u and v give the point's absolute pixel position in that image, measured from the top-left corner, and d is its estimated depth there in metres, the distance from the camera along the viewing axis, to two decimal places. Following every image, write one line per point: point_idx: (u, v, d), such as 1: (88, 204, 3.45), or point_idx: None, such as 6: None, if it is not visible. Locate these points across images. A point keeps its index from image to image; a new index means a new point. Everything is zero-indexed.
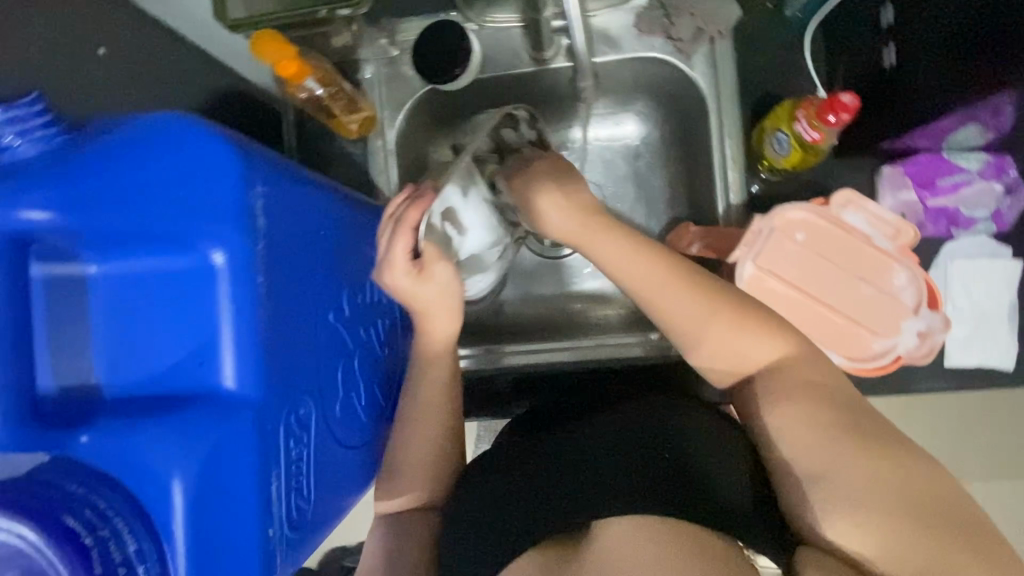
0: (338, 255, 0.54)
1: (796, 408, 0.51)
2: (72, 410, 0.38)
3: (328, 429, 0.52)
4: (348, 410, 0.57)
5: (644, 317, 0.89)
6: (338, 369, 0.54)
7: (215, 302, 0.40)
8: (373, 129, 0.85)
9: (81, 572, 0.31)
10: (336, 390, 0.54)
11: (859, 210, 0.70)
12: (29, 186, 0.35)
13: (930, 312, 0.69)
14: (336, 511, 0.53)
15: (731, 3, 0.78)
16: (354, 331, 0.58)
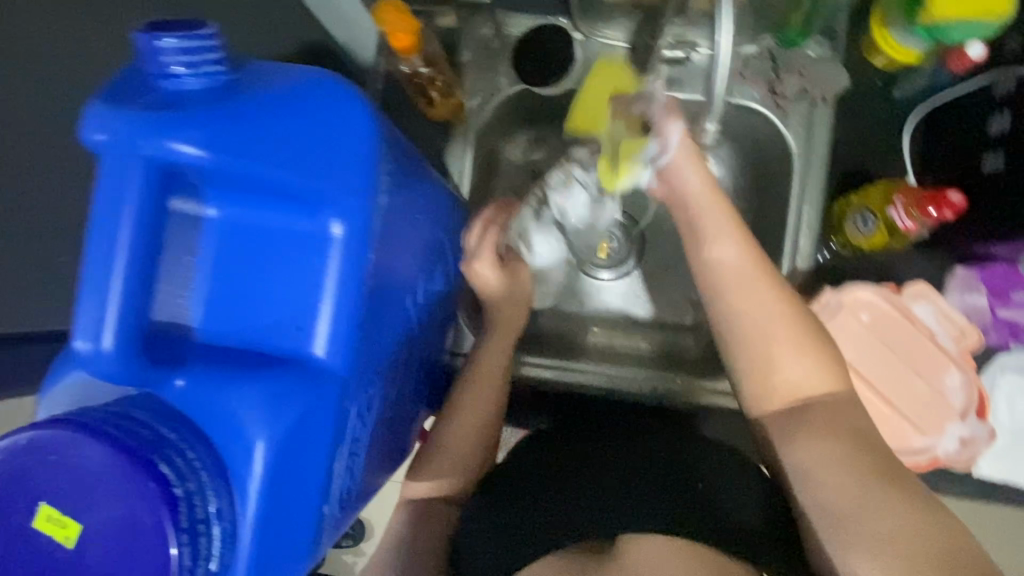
0: (419, 240, 0.54)
1: (826, 449, 0.51)
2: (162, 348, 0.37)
3: (378, 411, 0.52)
4: (395, 394, 0.56)
5: (681, 360, 0.88)
6: (398, 353, 0.54)
7: (325, 269, 0.39)
8: (457, 115, 0.84)
9: (168, 521, 0.30)
10: (392, 373, 0.53)
11: (928, 303, 0.70)
12: (185, 116, 0.33)
13: (976, 419, 0.69)
14: (369, 492, 0.53)
15: (840, 73, 0.78)
16: (415, 318, 0.58)
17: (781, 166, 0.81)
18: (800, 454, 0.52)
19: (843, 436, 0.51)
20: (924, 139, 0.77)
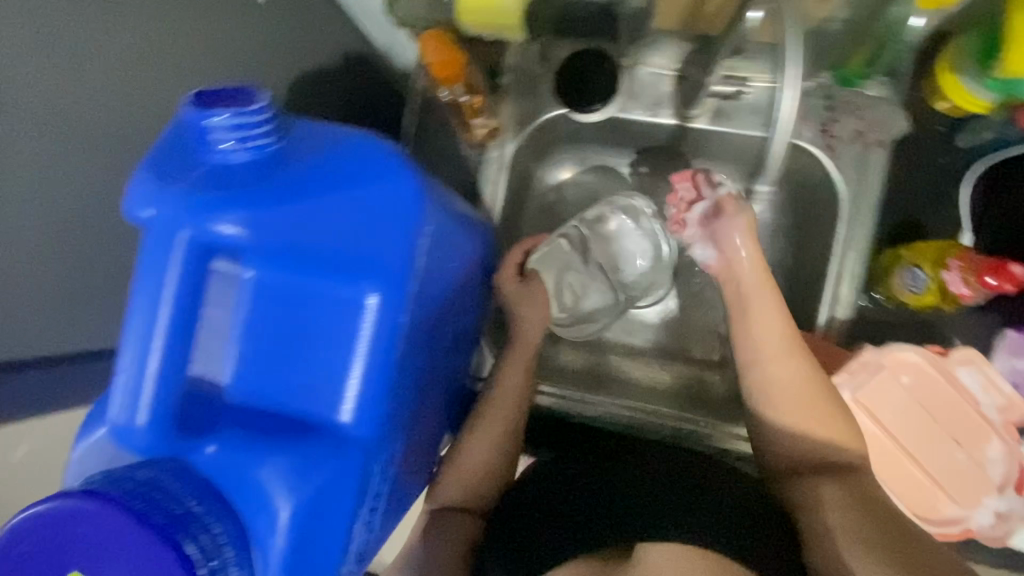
0: (455, 284, 0.54)
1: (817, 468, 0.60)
2: (195, 409, 0.37)
3: (403, 462, 0.51)
4: (419, 438, 0.56)
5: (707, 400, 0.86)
6: (424, 402, 0.53)
7: (360, 337, 0.38)
8: (494, 137, 0.83)
9: None
10: (418, 421, 0.53)
11: (972, 370, 0.67)
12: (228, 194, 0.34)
13: (1015, 494, 0.66)
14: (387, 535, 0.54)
15: (900, 115, 0.74)
16: (443, 362, 0.57)
17: (828, 210, 0.78)
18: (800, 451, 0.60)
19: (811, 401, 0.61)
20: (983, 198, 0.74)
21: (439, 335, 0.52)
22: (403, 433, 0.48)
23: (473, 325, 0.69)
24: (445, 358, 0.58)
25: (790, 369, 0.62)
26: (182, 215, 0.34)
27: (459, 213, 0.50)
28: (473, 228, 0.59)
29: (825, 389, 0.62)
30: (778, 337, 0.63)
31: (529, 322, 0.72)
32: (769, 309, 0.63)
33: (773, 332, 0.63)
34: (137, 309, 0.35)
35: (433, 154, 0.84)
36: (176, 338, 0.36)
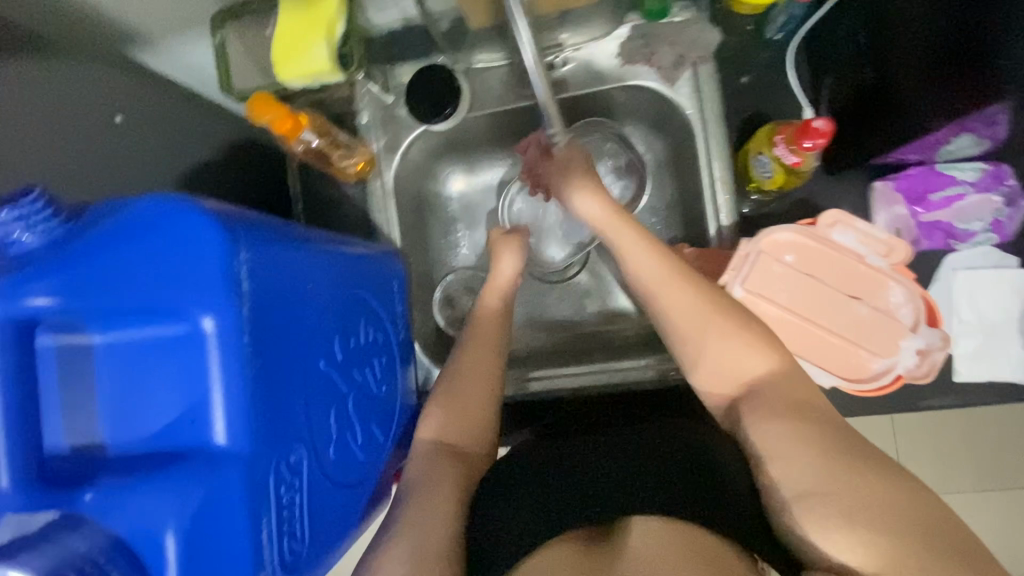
0: (331, 299, 0.59)
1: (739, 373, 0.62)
2: (79, 468, 0.43)
3: (323, 473, 0.55)
4: (345, 451, 0.59)
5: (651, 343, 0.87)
6: (331, 413, 0.57)
7: (206, 365, 0.43)
8: (371, 170, 0.89)
9: None
10: (330, 433, 0.57)
11: (849, 228, 0.70)
12: (40, 277, 0.40)
13: (928, 329, 0.68)
14: (338, 548, 0.57)
15: (712, 29, 0.80)
16: (344, 371, 0.60)
17: (684, 133, 0.83)
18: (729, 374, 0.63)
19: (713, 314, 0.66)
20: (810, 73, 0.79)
21: (319, 343, 0.56)
22: (302, 439, 0.51)
23: (392, 339, 0.74)
24: (348, 368, 0.61)
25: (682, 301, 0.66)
26: (2, 306, 0.40)
27: (305, 236, 0.55)
28: (348, 247, 0.65)
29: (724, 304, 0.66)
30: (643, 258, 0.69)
31: (501, 271, 0.84)
32: (635, 238, 0.70)
33: (638, 255, 0.69)
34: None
35: (326, 203, 0.91)
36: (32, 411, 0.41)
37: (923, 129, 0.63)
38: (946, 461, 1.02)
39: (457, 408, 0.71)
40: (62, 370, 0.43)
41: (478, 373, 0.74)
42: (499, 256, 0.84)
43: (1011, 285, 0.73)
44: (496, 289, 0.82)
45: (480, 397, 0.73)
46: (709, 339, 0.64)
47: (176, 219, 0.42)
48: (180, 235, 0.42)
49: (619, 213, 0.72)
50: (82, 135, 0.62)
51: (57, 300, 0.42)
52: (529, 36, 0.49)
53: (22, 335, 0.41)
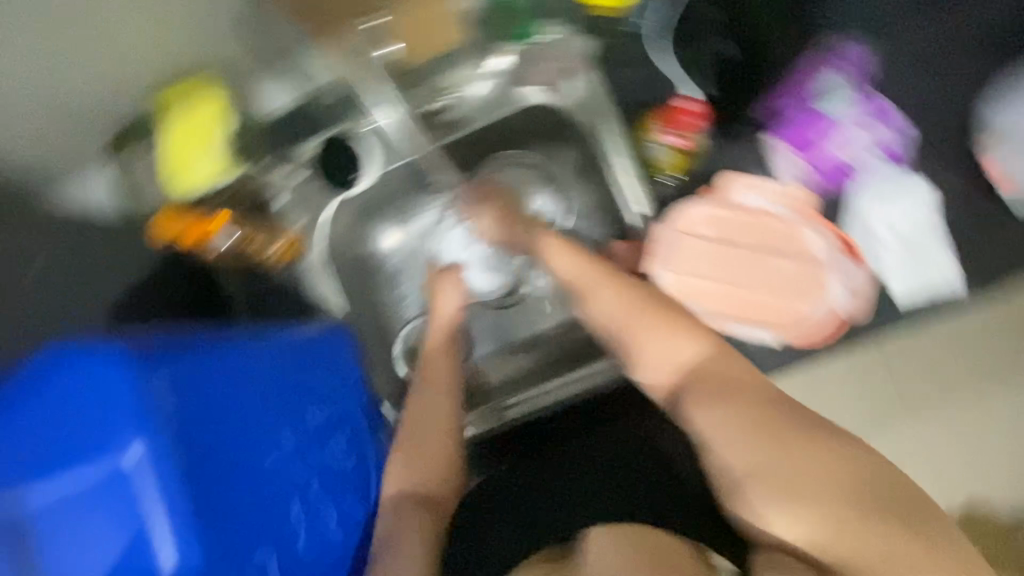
0: (269, 393, 0.60)
1: (671, 350, 0.61)
2: None
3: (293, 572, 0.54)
4: (318, 540, 0.58)
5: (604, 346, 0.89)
6: (291, 505, 0.57)
7: (143, 494, 0.44)
8: (300, 250, 0.92)
9: None
10: (294, 527, 0.56)
11: (753, 190, 0.75)
12: None
13: (848, 264, 0.73)
14: None
15: (580, 41, 0.85)
16: (301, 461, 0.60)
17: (582, 139, 0.87)
18: (658, 355, 0.61)
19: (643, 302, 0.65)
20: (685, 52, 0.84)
21: (261, 442, 0.56)
22: (254, 543, 0.51)
23: (353, 410, 0.73)
24: (307, 456, 0.62)
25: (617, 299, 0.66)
26: None
27: (220, 342, 0.58)
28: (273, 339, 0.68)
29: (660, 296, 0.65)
30: (573, 270, 0.71)
31: (443, 307, 0.87)
32: (559, 254, 0.73)
33: (567, 267, 0.72)
34: None
35: (260, 292, 0.90)
36: None
37: None
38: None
39: (420, 453, 0.70)
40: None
41: (431, 416, 0.73)
42: (440, 293, 0.87)
43: (914, 196, 0.77)
44: (443, 326, 0.86)
45: (439, 439, 0.71)
46: (642, 332, 0.63)
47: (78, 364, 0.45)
48: (90, 377, 0.45)
49: (540, 237, 0.77)
50: None
51: None
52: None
53: None
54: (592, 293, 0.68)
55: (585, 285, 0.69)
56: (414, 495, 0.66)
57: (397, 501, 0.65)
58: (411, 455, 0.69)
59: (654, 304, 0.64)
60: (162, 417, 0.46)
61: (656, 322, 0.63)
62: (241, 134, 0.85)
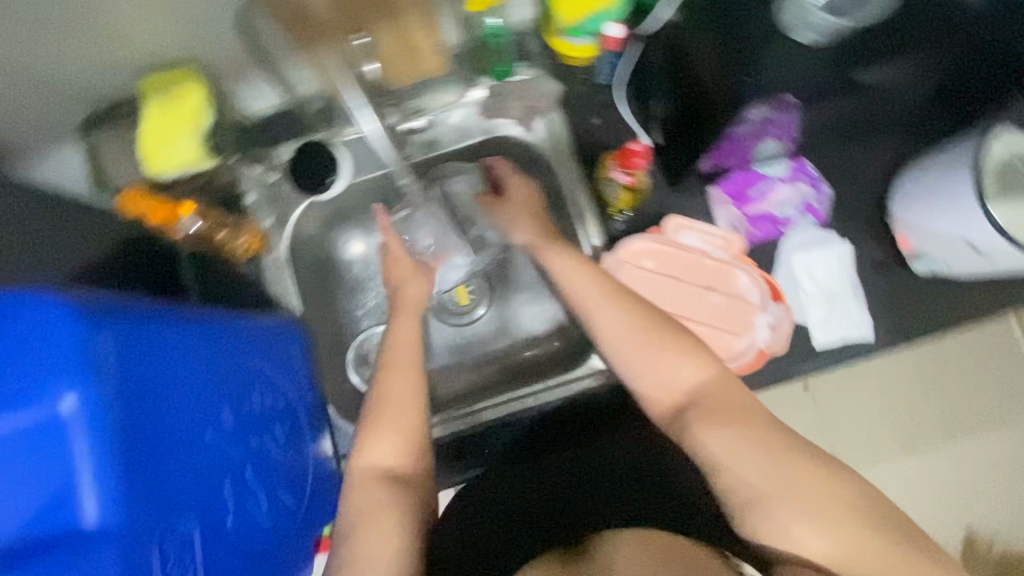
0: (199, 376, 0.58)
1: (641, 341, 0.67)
2: None
3: (249, 532, 0.60)
4: (274, 506, 0.65)
5: (577, 354, 0.93)
6: (248, 471, 0.62)
7: (70, 454, 0.44)
8: (262, 247, 0.92)
9: None
10: (253, 492, 0.62)
11: (690, 230, 0.81)
12: None
13: (775, 305, 0.77)
14: None
15: (551, 80, 0.91)
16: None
17: (548, 172, 0.92)
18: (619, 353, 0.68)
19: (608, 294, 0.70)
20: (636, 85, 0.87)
21: (42, 511, 0.43)
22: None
23: (293, 406, 0.76)
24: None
25: (695, 372, 0.64)
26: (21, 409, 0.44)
27: (163, 318, 0.56)
28: (257, 328, 0.74)
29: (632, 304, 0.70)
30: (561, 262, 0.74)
31: (410, 291, 0.86)
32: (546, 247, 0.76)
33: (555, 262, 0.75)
34: None
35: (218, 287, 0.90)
36: None
37: None
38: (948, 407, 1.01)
39: (397, 429, 0.71)
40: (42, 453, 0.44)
41: (401, 397, 0.73)
42: (406, 282, 0.87)
43: (840, 258, 0.84)
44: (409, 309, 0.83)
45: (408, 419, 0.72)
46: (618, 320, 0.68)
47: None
48: (32, 321, 0.44)
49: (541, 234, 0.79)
50: None
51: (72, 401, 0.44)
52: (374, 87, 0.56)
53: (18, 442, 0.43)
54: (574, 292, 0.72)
55: (638, 368, 0.66)
56: (394, 475, 0.69)
57: (370, 475, 0.69)
58: (368, 424, 0.72)
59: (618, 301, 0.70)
60: (119, 367, 0.48)
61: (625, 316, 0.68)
62: (218, 121, 0.81)
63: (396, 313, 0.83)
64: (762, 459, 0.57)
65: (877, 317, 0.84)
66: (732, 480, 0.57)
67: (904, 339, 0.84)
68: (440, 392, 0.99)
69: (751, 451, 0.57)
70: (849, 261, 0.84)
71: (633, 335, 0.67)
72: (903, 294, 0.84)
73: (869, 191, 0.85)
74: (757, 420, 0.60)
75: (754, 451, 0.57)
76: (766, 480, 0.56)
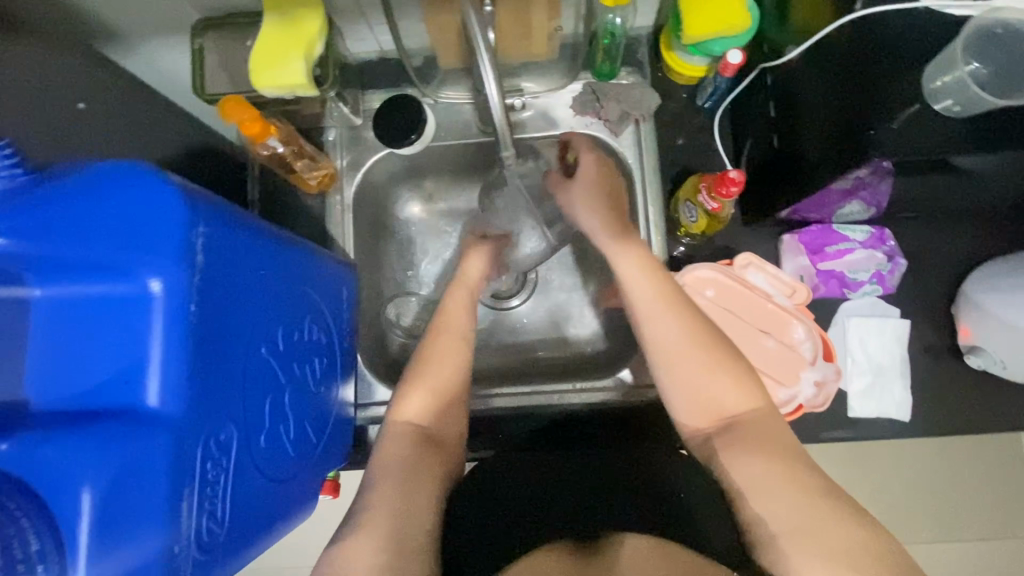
0: (272, 293, 0.59)
1: (690, 361, 0.68)
2: (59, 419, 0.43)
3: (277, 451, 0.60)
4: (300, 434, 0.65)
5: (612, 362, 0.94)
6: (286, 394, 0.61)
7: (148, 330, 0.44)
8: (333, 185, 0.93)
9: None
10: (286, 416, 0.61)
11: (760, 270, 0.80)
12: None
13: (824, 363, 0.77)
14: (281, 524, 0.61)
15: (652, 92, 0.89)
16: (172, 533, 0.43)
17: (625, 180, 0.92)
18: (666, 365, 0.69)
19: (669, 307, 0.71)
20: (731, 121, 0.89)
21: (113, 377, 0.44)
22: (78, 510, 0.40)
23: (332, 343, 0.75)
24: (156, 550, 0.42)
25: (738, 403, 0.67)
26: (111, 277, 0.44)
27: (251, 224, 0.55)
28: (325, 261, 0.73)
29: (691, 321, 0.70)
30: (633, 269, 0.73)
31: (468, 268, 0.84)
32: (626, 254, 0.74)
33: (630, 268, 0.73)
34: (33, 342, 0.44)
35: (283, 212, 0.92)
36: (40, 350, 0.44)
37: (820, 180, 0.69)
38: (964, 506, 0.98)
39: (438, 387, 0.73)
40: (127, 320, 0.44)
41: (445, 361, 0.74)
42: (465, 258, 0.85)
43: (896, 334, 0.83)
44: (465, 286, 0.83)
45: (449, 382, 0.73)
46: (677, 337, 0.69)
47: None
48: (139, 192, 0.44)
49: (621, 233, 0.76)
50: (46, 120, 0.64)
51: (160, 281, 0.44)
52: (491, 63, 0.55)
53: (103, 307, 0.44)
54: (635, 297, 0.72)
55: (681, 387, 0.68)
56: (429, 431, 0.70)
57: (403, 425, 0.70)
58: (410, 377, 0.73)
59: (682, 317, 0.70)
60: (210, 257, 0.48)
61: (682, 332, 0.69)
62: (326, 55, 0.82)
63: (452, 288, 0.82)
64: (791, 495, 0.58)
65: (918, 401, 0.83)
66: (758, 517, 0.59)
67: (944, 431, 0.82)
68: (466, 367, 0.99)
69: (778, 484, 0.59)
70: (904, 338, 0.83)
71: (683, 365, 0.69)
72: (949, 385, 0.82)
73: (939, 276, 0.84)
74: (790, 458, 0.62)
75: (784, 486, 0.59)
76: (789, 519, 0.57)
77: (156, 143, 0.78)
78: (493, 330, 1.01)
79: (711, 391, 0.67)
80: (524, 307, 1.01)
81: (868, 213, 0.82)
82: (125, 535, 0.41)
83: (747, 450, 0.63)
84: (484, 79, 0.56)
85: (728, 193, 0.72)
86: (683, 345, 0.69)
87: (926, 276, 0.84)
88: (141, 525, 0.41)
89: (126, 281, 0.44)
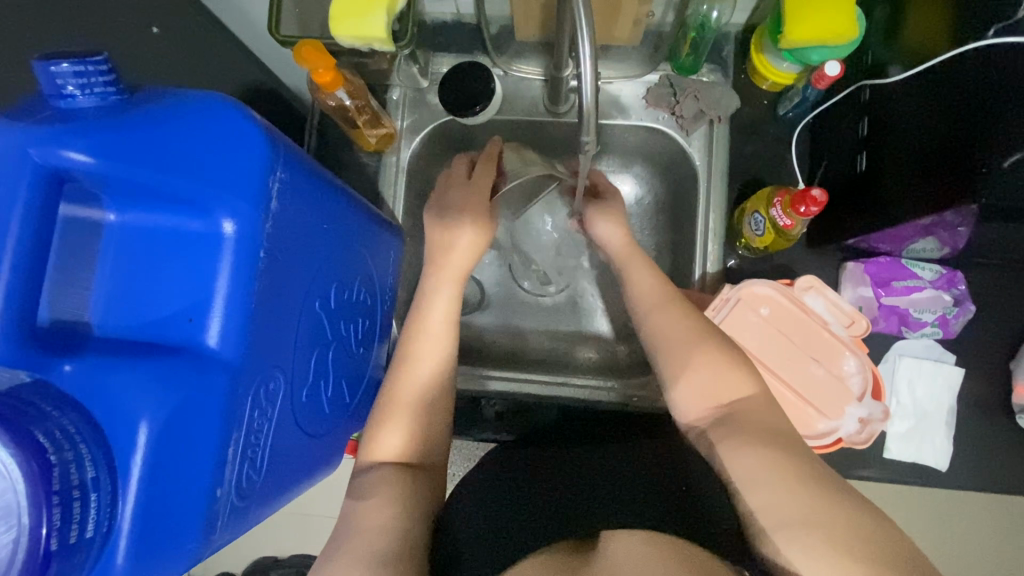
0: (331, 249, 0.58)
1: (699, 355, 0.64)
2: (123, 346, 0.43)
3: (315, 406, 0.59)
4: (338, 394, 0.65)
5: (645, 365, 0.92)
6: (330, 351, 0.61)
7: (216, 270, 0.43)
8: (390, 145, 0.91)
9: (154, 513, 0.40)
10: (327, 374, 0.61)
11: (820, 296, 0.77)
12: (82, 133, 0.40)
13: (872, 401, 0.75)
14: (308, 479, 0.61)
15: (733, 95, 0.85)
16: (213, 474, 0.43)
17: (689, 181, 0.88)
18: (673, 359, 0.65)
19: (672, 303, 0.70)
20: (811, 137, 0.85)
21: (177, 313, 0.43)
22: (133, 441, 0.39)
23: (375, 306, 0.74)
24: (202, 486, 0.42)
25: (737, 389, 0.62)
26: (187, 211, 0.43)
27: (321, 176, 0.54)
28: (381, 225, 0.72)
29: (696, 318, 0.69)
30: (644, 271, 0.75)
31: (459, 250, 0.76)
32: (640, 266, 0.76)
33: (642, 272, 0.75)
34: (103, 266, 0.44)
35: (336, 165, 0.91)
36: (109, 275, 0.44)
37: (911, 211, 0.65)
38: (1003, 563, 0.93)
39: (415, 386, 0.70)
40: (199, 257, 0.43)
41: (431, 350, 0.72)
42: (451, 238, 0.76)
43: (947, 382, 0.80)
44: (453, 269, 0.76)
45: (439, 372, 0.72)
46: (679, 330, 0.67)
47: (57, 108, 0.42)
48: (223, 128, 0.43)
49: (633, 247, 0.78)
50: (119, 40, 0.61)
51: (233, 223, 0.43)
52: (591, 41, 0.51)
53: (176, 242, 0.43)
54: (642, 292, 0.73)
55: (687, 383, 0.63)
56: (416, 429, 0.69)
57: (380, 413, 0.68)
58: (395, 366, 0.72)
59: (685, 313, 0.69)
60: (283, 204, 0.47)
61: (686, 326, 0.67)
62: (406, 8, 0.78)
63: (434, 272, 0.76)
64: (787, 486, 0.51)
65: (958, 453, 0.80)
66: None
67: (981, 487, 0.79)
68: (494, 347, 0.98)
69: (771, 475, 0.53)
70: (955, 387, 0.80)
71: (695, 359, 0.64)
72: (993, 442, 0.79)
73: (1002, 329, 0.81)
74: (784, 447, 0.55)
75: (776, 476, 0.52)
76: (781, 508, 0.50)
77: (221, 79, 0.76)
78: (523, 314, 0.99)
79: (718, 384, 0.62)
80: (560, 296, 0.99)
81: (942, 253, 0.79)
82: (173, 471, 0.41)
83: (742, 443, 0.56)
84: (581, 56, 0.52)
85: (806, 211, 0.70)
86: (684, 340, 0.66)
87: (989, 328, 0.81)
88: (189, 464, 0.41)
89: (202, 217, 0.43)
